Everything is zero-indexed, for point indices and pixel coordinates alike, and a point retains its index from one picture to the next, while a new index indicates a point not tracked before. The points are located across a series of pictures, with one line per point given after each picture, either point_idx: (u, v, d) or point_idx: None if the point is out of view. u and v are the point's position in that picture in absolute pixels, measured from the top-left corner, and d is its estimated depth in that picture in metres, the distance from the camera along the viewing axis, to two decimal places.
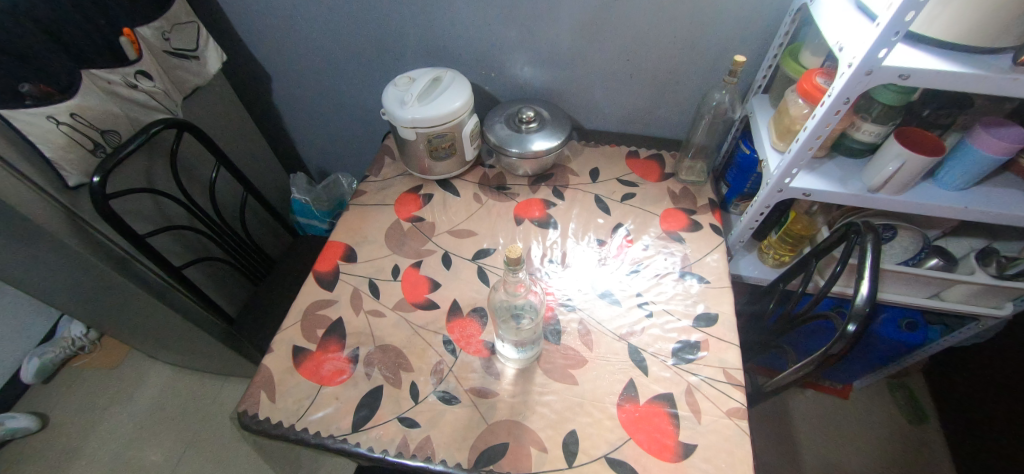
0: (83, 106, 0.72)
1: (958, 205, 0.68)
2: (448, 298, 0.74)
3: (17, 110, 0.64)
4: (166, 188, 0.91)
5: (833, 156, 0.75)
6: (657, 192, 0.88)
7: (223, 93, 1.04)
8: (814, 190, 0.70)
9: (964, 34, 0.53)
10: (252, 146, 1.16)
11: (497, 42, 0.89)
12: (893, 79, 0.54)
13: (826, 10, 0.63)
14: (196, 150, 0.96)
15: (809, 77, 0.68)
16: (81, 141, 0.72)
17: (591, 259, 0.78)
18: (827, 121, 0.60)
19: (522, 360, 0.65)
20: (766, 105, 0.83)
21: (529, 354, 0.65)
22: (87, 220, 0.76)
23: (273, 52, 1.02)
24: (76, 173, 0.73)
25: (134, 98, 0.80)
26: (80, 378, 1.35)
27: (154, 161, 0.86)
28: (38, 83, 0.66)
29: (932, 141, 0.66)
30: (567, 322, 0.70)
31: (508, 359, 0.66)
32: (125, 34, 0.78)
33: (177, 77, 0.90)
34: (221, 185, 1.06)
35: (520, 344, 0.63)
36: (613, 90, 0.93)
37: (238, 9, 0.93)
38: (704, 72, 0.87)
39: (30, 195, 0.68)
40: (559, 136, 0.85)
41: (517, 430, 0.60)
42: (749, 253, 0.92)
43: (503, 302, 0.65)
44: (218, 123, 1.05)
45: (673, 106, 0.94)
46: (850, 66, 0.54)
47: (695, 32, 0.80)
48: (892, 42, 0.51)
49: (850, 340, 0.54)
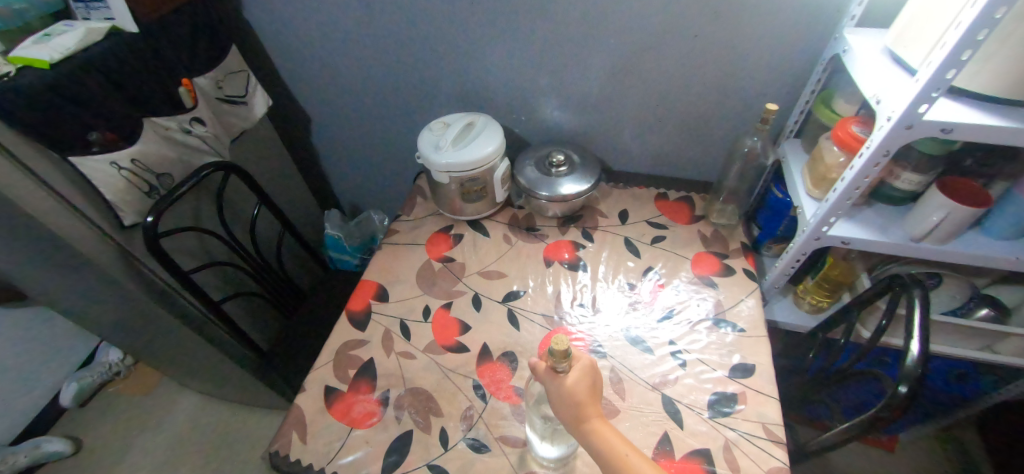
0: (142, 151, 0.77)
1: (1009, 256, 0.66)
2: (477, 340, 0.74)
3: (84, 157, 0.69)
4: (210, 225, 0.95)
5: (871, 204, 0.74)
6: (688, 235, 0.88)
7: (266, 134, 1.10)
8: (853, 238, 0.69)
9: (1009, 89, 0.52)
10: (290, 182, 1.21)
11: (528, 88, 0.92)
12: (935, 133, 0.53)
13: (860, 61, 0.63)
14: (239, 188, 1.00)
15: (844, 125, 0.67)
16: (138, 184, 0.77)
17: (622, 304, 0.78)
18: (866, 172, 0.60)
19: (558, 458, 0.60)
20: (799, 150, 0.82)
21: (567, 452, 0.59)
22: (137, 255, 0.81)
23: (316, 97, 1.07)
24: (131, 213, 0.77)
25: (187, 142, 0.86)
26: (114, 402, 1.39)
27: (201, 201, 0.91)
28: (105, 132, 0.71)
29: (977, 191, 0.64)
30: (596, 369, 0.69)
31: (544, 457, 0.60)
32: (184, 84, 0.84)
33: (227, 121, 0.96)
34: (261, 221, 1.10)
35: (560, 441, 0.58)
36: (643, 134, 0.95)
37: (287, 59, 1.00)
38: (733, 117, 0.87)
39: (90, 235, 0.73)
40: (589, 180, 0.86)
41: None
42: (784, 298, 0.89)
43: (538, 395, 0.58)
44: (261, 163, 1.10)
45: (703, 149, 0.95)
46: (889, 120, 0.54)
47: (724, 78, 0.81)
48: (933, 98, 0.50)
49: (902, 402, 0.51)
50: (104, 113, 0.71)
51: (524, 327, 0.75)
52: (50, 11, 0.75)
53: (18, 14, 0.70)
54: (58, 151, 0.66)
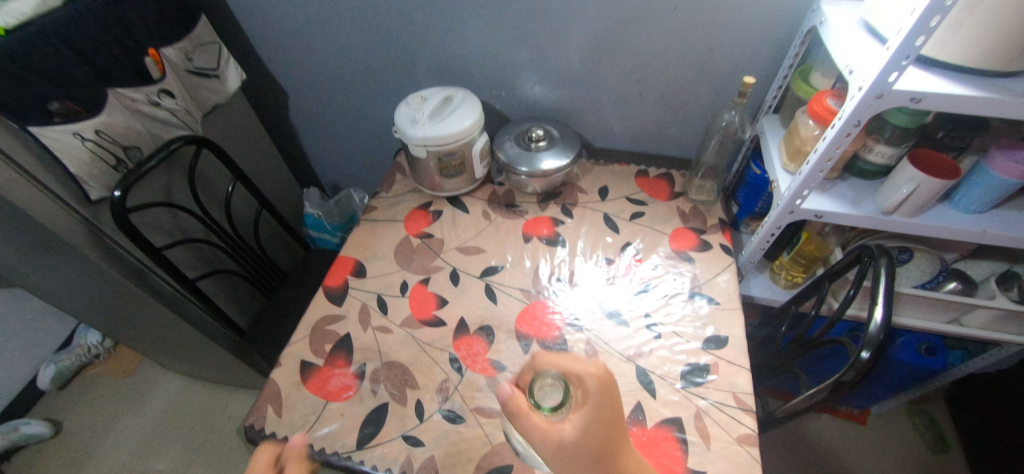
0: (106, 123, 0.74)
1: (975, 229, 0.67)
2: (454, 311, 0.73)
3: (45, 127, 0.66)
4: (183, 202, 0.93)
5: (844, 178, 0.75)
6: (667, 211, 0.88)
7: (241, 110, 1.07)
8: (826, 211, 0.70)
9: (978, 58, 0.52)
10: (268, 160, 1.19)
11: (508, 62, 0.91)
12: (904, 103, 0.53)
13: (835, 32, 0.63)
14: (213, 164, 0.98)
15: (820, 98, 0.67)
16: (105, 157, 0.75)
17: (600, 279, 0.78)
18: (837, 144, 0.60)
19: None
20: (776, 125, 0.82)
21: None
22: (106, 231, 0.79)
23: (291, 71, 1.05)
24: (98, 188, 0.75)
25: (155, 116, 0.83)
26: (93, 386, 1.37)
27: (173, 176, 0.89)
28: (65, 101, 0.68)
29: (947, 164, 0.65)
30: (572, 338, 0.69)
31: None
32: (151, 55, 0.81)
33: (198, 95, 0.93)
34: (237, 199, 1.08)
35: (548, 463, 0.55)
36: (624, 110, 0.94)
37: (260, 31, 0.97)
38: (713, 93, 0.87)
39: (56, 209, 0.71)
40: (568, 156, 0.86)
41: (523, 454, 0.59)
42: (761, 273, 0.90)
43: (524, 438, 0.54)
44: (236, 140, 1.07)
45: (683, 126, 0.94)
46: (861, 89, 0.54)
47: (704, 52, 0.81)
48: (902, 66, 0.51)
49: (864, 368, 0.52)
50: (66, 82, 0.68)
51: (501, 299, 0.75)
52: None
53: None
54: (16, 119, 0.64)
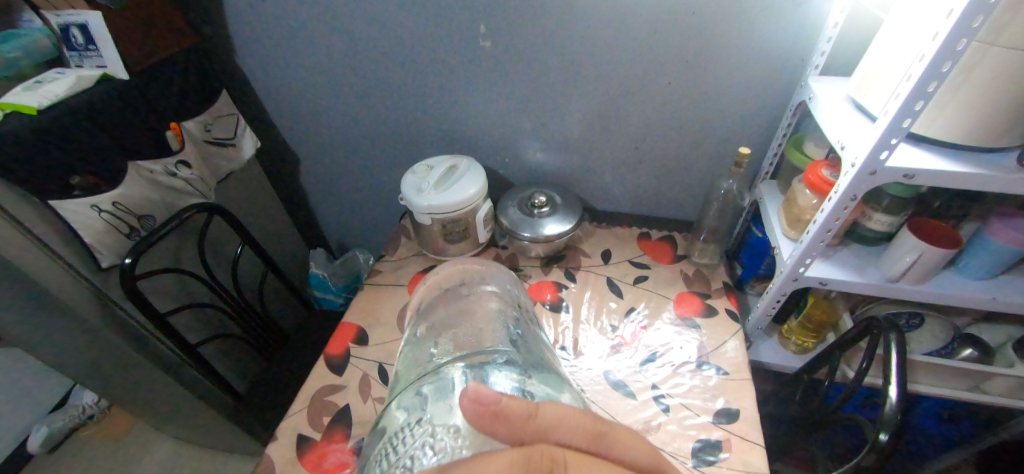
0: (124, 195, 0.77)
1: (985, 296, 0.66)
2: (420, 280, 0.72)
3: (63, 200, 0.69)
4: (192, 266, 0.94)
5: (846, 244, 0.75)
6: (670, 275, 0.88)
7: (254, 176, 1.11)
8: (830, 279, 0.69)
9: (964, 136, 0.54)
10: (277, 222, 1.22)
11: (511, 131, 0.95)
12: (898, 179, 0.55)
13: (824, 108, 0.65)
14: (223, 229, 1.00)
15: (815, 168, 0.69)
16: (119, 226, 0.77)
17: (605, 346, 0.77)
18: (836, 215, 0.61)
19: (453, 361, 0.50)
20: (774, 191, 0.84)
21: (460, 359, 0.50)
22: (114, 298, 0.80)
23: (305, 139, 1.10)
24: (109, 255, 0.77)
25: (172, 185, 0.86)
26: (84, 451, 1.32)
27: (183, 242, 0.90)
28: (87, 176, 0.72)
29: (947, 233, 0.66)
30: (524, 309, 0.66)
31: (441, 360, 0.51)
32: (172, 129, 0.86)
33: (213, 163, 0.97)
34: (245, 261, 1.09)
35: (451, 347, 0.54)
36: (624, 176, 0.97)
37: (278, 103, 1.03)
38: (710, 160, 0.90)
39: (66, 277, 0.73)
40: (571, 220, 0.87)
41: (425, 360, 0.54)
42: (770, 338, 0.89)
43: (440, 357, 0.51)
44: (248, 204, 1.11)
45: (683, 191, 0.97)
46: (853, 166, 0.56)
47: (699, 123, 0.84)
48: (892, 145, 0.52)
49: (884, 450, 0.50)
50: (89, 157, 0.72)
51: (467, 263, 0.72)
52: (43, 58, 0.77)
53: (9, 62, 0.72)
54: (38, 195, 0.66)
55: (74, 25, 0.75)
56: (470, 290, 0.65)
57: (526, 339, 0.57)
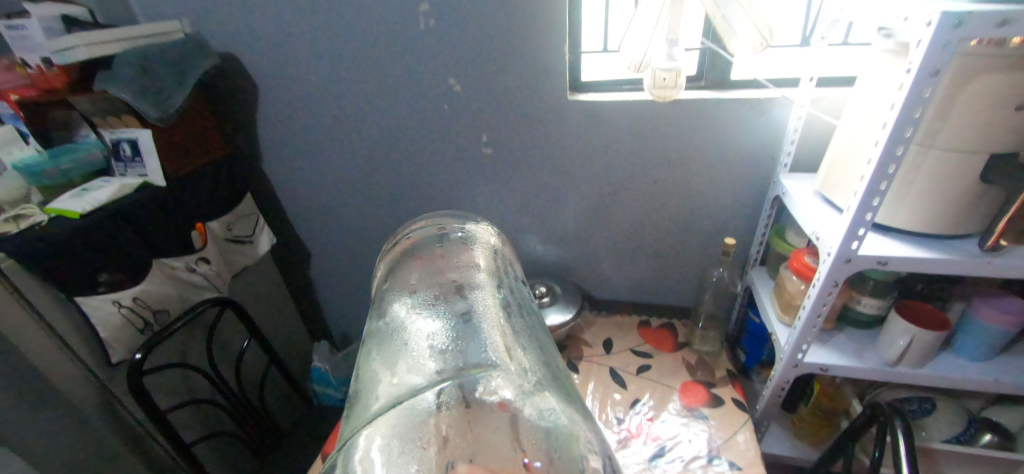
0: (144, 291, 0.81)
1: (988, 377, 0.66)
2: (398, 244, 0.65)
3: (89, 297, 0.73)
4: (197, 361, 0.95)
5: (841, 328, 0.76)
6: (673, 364, 0.88)
7: (267, 270, 1.16)
8: (830, 364, 0.70)
9: (925, 223, 0.59)
10: (284, 316, 1.24)
11: (512, 226, 1.02)
12: (874, 265, 0.59)
13: (796, 201, 0.71)
14: (232, 323, 1.03)
15: (798, 256, 0.73)
16: (135, 322, 0.80)
17: (611, 441, 0.75)
18: (823, 301, 0.64)
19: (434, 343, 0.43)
20: (765, 277, 0.88)
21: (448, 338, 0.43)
22: (118, 395, 0.80)
23: (318, 234, 1.17)
24: (120, 351, 0.79)
25: (190, 280, 0.91)
26: None
27: (193, 336, 0.92)
28: (114, 273, 0.77)
29: (936, 314, 0.68)
30: (513, 274, 0.59)
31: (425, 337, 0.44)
32: (196, 228, 0.92)
33: (231, 259, 1.03)
34: (249, 355, 1.10)
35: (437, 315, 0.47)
36: (620, 265, 1.01)
37: (296, 202, 1.12)
38: (700, 249, 0.95)
39: (75, 373, 0.74)
40: (571, 310, 0.90)
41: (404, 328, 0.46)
42: (781, 428, 0.86)
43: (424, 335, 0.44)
44: (258, 298, 1.14)
45: (678, 278, 1.00)
46: (829, 255, 0.60)
47: (685, 215, 0.91)
48: (860, 236, 0.57)
49: None
50: (119, 256, 0.77)
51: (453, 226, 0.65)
52: (92, 168, 0.87)
53: (61, 172, 0.82)
54: (65, 291, 0.70)
55: (125, 141, 0.86)
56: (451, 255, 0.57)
57: (518, 305, 0.52)
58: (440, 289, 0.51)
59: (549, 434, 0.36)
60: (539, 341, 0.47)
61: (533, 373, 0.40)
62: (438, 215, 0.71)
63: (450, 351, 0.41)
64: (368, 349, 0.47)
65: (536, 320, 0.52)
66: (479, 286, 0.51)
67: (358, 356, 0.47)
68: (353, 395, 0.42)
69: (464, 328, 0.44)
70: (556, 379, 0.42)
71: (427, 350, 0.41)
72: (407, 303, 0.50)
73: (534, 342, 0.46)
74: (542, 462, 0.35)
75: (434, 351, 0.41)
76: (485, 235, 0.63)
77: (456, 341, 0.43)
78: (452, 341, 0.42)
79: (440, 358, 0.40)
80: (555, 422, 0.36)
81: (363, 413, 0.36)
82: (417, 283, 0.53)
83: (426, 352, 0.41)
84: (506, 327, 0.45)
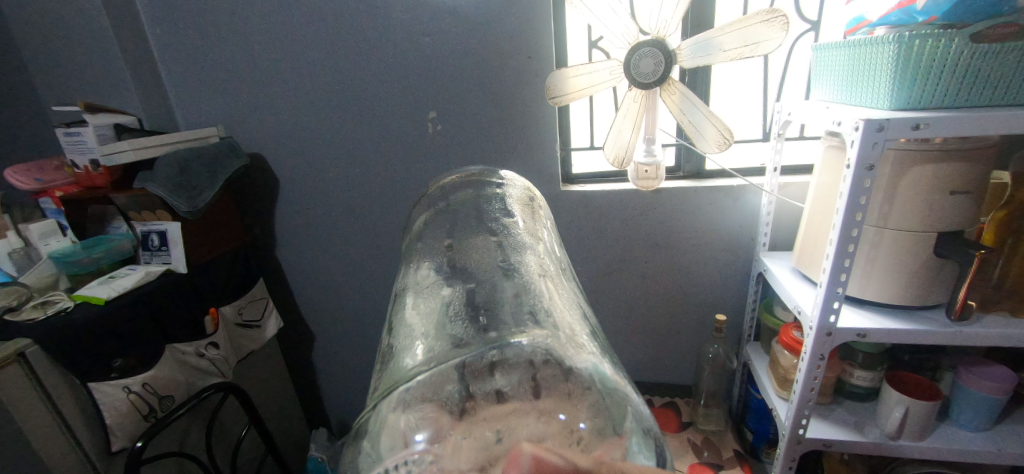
0: (154, 376, 0.83)
1: (990, 448, 0.66)
2: (433, 210, 0.65)
3: (101, 382, 0.75)
4: (195, 450, 0.93)
5: (841, 401, 0.77)
6: (679, 445, 0.88)
7: (271, 355, 1.17)
8: (833, 440, 0.70)
9: (895, 296, 0.64)
10: (285, 403, 1.22)
11: None
12: (854, 337, 0.62)
13: (776, 277, 0.77)
14: (233, 409, 1.02)
15: (787, 330, 0.77)
16: (140, 407, 0.81)
17: None
18: (813, 374, 0.66)
19: (471, 304, 0.42)
20: (760, 352, 0.90)
21: (485, 301, 0.42)
22: None
23: (323, 317, 1.20)
24: (122, 438, 0.78)
25: (198, 365, 0.92)
26: None
27: (193, 424, 0.92)
28: (129, 359, 0.79)
29: (926, 384, 0.70)
30: (548, 243, 0.59)
31: (460, 300, 0.43)
32: (211, 313, 0.96)
33: (239, 343, 1.05)
34: (247, 444, 1.07)
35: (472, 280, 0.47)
36: (620, 344, 1.04)
37: (305, 287, 1.17)
38: (694, 325, 0.98)
39: (73, 461, 0.73)
40: None
41: (438, 291, 0.46)
42: None
43: (461, 298, 0.43)
44: (261, 383, 1.14)
45: (676, 356, 1.02)
46: (811, 327, 0.64)
47: (677, 292, 0.96)
48: (835, 308, 0.61)
49: None
50: (136, 343, 0.80)
51: (489, 191, 0.65)
52: (119, 257, 0.92)
53: (93, 261, 0.88)
54: (80, 377, 0.73)
55: (154, 232, 0.92)
56: (486, 224, 0.57)
57: (555, 274, 0.51)
58: (476, 255, 0.51)
59: (586, 394, 0.33)
60: (575, 306, 0.46)
61: (568, 333, 0.38)
62: (475, 175, 0.73)
63: (484, 313, 0.40)
64: (403, 309, 0.47)
65: (570, 288, 0.52)
66: (514, 252, 0.51)
67: (394, 316, 0.47)
68: (386, 351, 0.42)
69: (501, 291, 0.43)
70: (594, 341, 0.40)
71: (460, 312, 0.41)
72: (443, 268, 0.50)
73: (570, 307, 0.45)
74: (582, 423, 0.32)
75: (467, 312, 0.41)
76: (522, 200, 0.64)
77: (492, 302, 0.42)
78: (489, 303, 0.42)
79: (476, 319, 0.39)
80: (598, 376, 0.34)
81: (397, 369, 0.36)
82: (451, 253, 0.53)
83: (460, 313, 0.40)
84: (542, 289, 0.44)
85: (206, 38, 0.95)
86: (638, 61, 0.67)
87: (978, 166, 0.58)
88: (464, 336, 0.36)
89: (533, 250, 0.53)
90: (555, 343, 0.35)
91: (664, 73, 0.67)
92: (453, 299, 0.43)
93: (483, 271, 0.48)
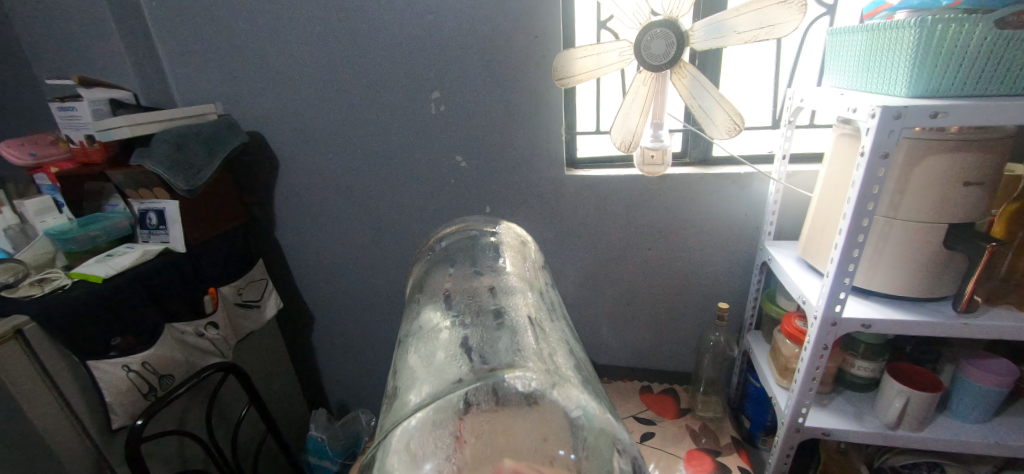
0: (153, 355, 0.82)
1: (987, 440, 0.67)
2: (434, 253, 0.67)
3: (100, 360, 0.74)
4: (195, 428, 0.93)
5: (840, 391, 0.77)
6: (677, 430, 0.88)
7: (271, 336, 1.17)
8: (831, 428, 0.70)
9: (901, 288, 0.64)
10: (285, 383, 1.23)
11: None
12: (859, 328, 0.62)
13: (781, 266, 0.76)
14: (232, 388, 1.02)
15: (789, 319, 0.77)
16: (140, 386, 0.80)
17: None
18: (816, 363, 0.66)
19: (468, 344, 0.45)
20: (761, 341, 0.90)
21: (481, 339, 0.45)
22: (113, 463, 0.78)
23: (324, 299, 1.20)
24: (122, 416, 0.78)
25: (197, 345, 0.92)
26: None
27: (193, 402, 0.92)
28: (127, 337, 0.79)
29: (927, 376, 0.71)
30: (539, 285, 0.61)
31: (457, 340, 0.46)
32: (210, 293, 0.95)
33: (238, 323, 1.05)
34: (246, 423, 1.08)
35: (467, 319, 0.50)
36: (620, 330, 1.04)
37: (305, 268, 1.17)
38: (695, 313, 0.98)
39: (72, 438, 0.73)
40: None
41: (435, 333, 0.48)
42: None
43: (458, 338, 0.46)
44: (260, 364, 1.14)
45: (676, 344, 1.03)
46: (815, 317, 0.64)
47: (679, 279, 0.95)
48: (841, 299, 0.61)
49: None
50: (135, 321, 0.80)
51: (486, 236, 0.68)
52: (117, 235, 0.91)
53: (90, 238, 0.86)
54: (78, 356, 0.72)
55: (152, 210, 0.91)
56: (481, 268, 0.60)
57: (546, 313, 0.54)
58: (472, 298, 0.54)
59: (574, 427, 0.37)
60: (564, 344, 0.49)
61: (558, 373, 0.41)
62: (471, 226, 0.74)
63: (480, 352, 0.43)
64: (405, 353, 0.49)
65: (560, 329, 0.54)
66: (508, 293, 0.54)
67: (398, 360, 0.50)
68: (393, 392, 0.45)
69: (496, 331, 0.46)
70: (580, 376, 0.44)
71: (459, 350, 0.44)
72: (441, 311, 0.53)
73: (558, 344, 0.48)
74: (572, 454, 0.36)
75: (465, 352, 0.44)
76: (513, 245, 0.66)
77: (487, 341, 0.45)
78: (484, 342, 0.45)
79: (473, 358, 0.42)
80: (584, 410, 0.37)
81: (402, 408, 0.39)
82: (447, 296, 0.56)
83: (458, 353, 0.43)
84: (533, 328, 0.48)
85: (203, 12, 0.92)
86: (649, 42, 0.65)
87: (993, 157, 0.57)
88: (464, 374, 0.40)
89: (525, 290, 0.56)
90: (546, 381, 0.38)
91: (675, 55, 0.65)
92: (451, 339, 0.46)
93: (478, 311, 0.51)
